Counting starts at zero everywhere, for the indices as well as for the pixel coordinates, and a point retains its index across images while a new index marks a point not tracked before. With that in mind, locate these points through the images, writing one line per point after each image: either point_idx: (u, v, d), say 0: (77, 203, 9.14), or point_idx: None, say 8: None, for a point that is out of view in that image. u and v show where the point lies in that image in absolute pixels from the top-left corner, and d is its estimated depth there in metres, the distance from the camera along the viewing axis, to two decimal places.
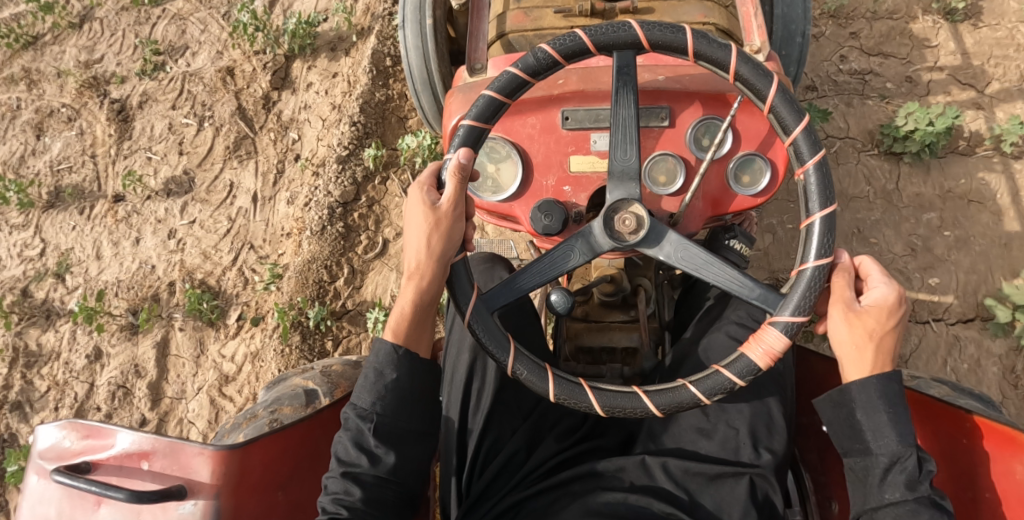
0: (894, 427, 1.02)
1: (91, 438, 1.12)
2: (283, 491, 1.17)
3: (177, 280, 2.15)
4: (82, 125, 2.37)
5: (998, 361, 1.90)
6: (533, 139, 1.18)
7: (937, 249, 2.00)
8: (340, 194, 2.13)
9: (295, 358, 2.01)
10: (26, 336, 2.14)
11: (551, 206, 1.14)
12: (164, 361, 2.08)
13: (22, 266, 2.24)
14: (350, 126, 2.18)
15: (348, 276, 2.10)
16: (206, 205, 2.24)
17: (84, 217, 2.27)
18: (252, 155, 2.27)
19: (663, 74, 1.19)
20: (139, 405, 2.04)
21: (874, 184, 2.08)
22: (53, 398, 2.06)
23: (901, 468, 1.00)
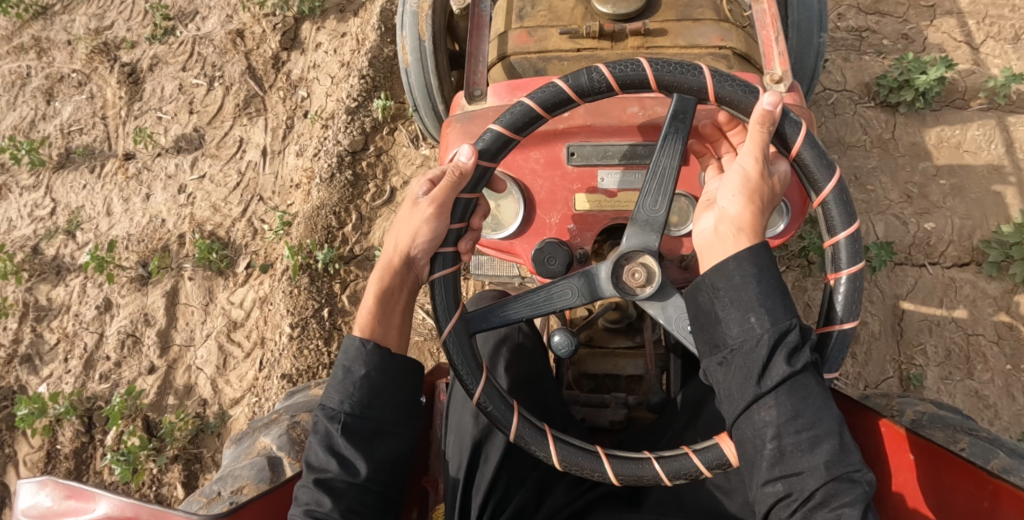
0: (759, 298, 0.92)
1: (73, 499, 1.03)
2: None
3: (187, 232, 2.17)
4: (92, 89, 2.39)
5: (994, 302, 1.87)
6: (536, 174, 1.23)
7: (933, 195, 1.97)
8: (348, 143, 2.14)
9: (304, 298, 2.01)
10: (37, 291, 2.17)
11: (552, 249, 1.18)
12: (173, 309, 2.11)
13: (33, 225, 2.27)
14: (359, 80, 2.18)
15: (356, 223, 2.10)
16: (216, 159, 2.26)
17: (95, 175, 2.30)
18: (262, 113, 2.28)
19: None
20: (148, 353, 2.06)
21: (870, 133, 2.06)
22: (63, 350, 2.10)
23: (780, 349, 0.90)
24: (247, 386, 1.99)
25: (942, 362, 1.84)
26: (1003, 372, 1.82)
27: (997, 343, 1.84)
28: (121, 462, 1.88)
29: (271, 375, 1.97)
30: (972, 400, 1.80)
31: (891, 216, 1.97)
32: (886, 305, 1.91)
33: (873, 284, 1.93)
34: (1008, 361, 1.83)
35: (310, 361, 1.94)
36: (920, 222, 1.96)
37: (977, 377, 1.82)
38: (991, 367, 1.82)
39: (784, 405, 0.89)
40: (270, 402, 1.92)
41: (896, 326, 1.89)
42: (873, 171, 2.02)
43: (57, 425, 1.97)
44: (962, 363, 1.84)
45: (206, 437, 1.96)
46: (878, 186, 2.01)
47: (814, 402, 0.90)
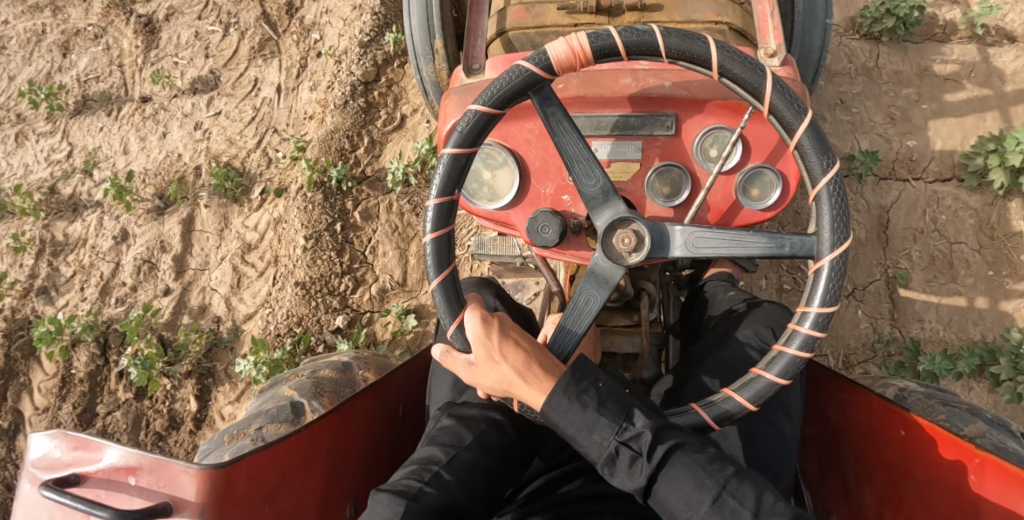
0: (598, 413, 0.98)
1: (80, 450, 1.08)
2: (268, 505, 1.14)
3: (203, 164, 2.22)
4: (108, 41, 2.40)
5: (975, 213, 1.97)
6: (530, 144, 1.21)
7: (916, 118, 2.07)
8: (360, 74, 2.16)
9: (318, 214, 2.07)
10: (53, 228, 2.23)
11: (546, 218, 1.18)
12: (189, 236, 2.18)
13: (49, 169, 2.31)
14: (371, 16, 2.20)
15: (368, 146, 2.14)
16: (232, 98, 2.28)
17: (112, 118, 2.34)
18: (276, 55, 2.30)
19: (670, 79, 1.19)
20: (163, 277, 2.15)
21: (855, 62, 2.12)
22: (78, 281, 2.17)
23: (619, 461, 0.97)
24: (261, 302, 2.09)
25: (926, 267, 1.96)
26: (984, 278, 1.93)
27: (978, 251, 1.95)
28: (138, 367, 2.01)
29: (284, 286, 2.05)
30: (956, 302, 1.93)
31: (875, 135, 2.06)
32: (871, 215, 2.01)
33: (859, 195, 2.02)
34: (990, 267, 1.94)
35: (323, 269, 2.03)
36: (902, 140, 2.05)
37: (960, 281, 1.94)
38: (974, 273, 1.94)
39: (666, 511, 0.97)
40: (283, 308, 2.01)
41: (882, 234, 2.00)
42: (859, 96, 2.10)
43: (73, 347, 2.07)
44: (945, 269, 1.96)
45: (220, 352, 2.07)
46: (861, 108, 2.09)
47: (691, 490, 0.95)
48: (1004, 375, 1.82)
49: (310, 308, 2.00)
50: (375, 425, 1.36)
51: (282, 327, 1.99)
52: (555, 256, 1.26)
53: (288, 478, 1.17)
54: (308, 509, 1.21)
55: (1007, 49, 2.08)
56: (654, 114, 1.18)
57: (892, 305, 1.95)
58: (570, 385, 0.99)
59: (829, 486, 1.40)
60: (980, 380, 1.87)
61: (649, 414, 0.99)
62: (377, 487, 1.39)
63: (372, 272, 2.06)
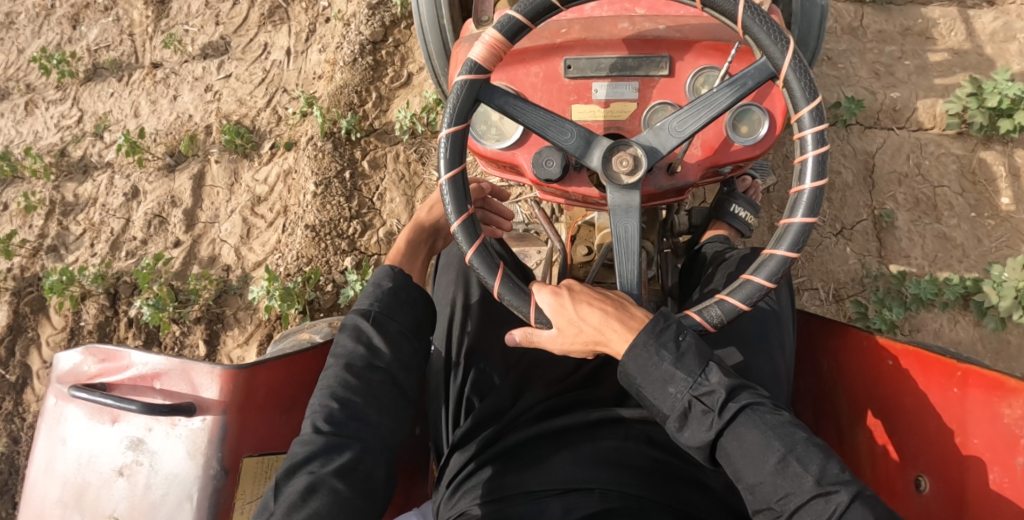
0: (677, 367, 1.04)
1: (106, 362, 1.25)
2: (285, 416, 1.32)
3: (214, 124, 2.26)
4: (118, 12, 2.42)
5: (956, 160, 1.99)
6: (536, 87, 1.29)
7: (899, 73, 2.07)
8: (369, 34, 2.18)
9: (328, 161, 2.12)
10: (63, 189, 2.30)
11: (550, 152, 1.23)
12: (200, 191, 2.23)
13: (60, 134, 2.36)
14: None
15: (376, 101, 2.17)
16: (242, 62, 2.31)
17: (123, 84, 2.37)
18: (286, 21, 2.32)
19: (664, 24, 1.27)
20: (174, 230, 2.21)
21: (841, 22, 2.11)
22: (89, 238, 2.24)
23: (693, 411, 1.03)
24: (270, 250, 2.14)
25: (911, 208, 1.99)
26: (967, 219, 1.96)
27: (960, 195, 1.98)
28: (151, 307, 2.07)
29: (294, 231, 2.11)
30: (940, 242, 1.95)
31: (861, 88, 2.06)
32: (857, 160, 2.03)
33: (845, 141, 2.03)
34: (972, 210, 1.97)
35: (333, 214, 2.08)
36: (886, 92, 2.05)
37: (944, 222, 1.97)
38: (956, 214, 1.96)
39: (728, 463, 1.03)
40: (293, 251, 2.07)
41: (868, 179, 2.01)
42: (845, 53, 2.09)
43: (83, 299, 2.15)
44: (930, 210, 1.98)
45: (229, 298, 2.14)
46: (847, 65, 2.08)
47: (757, 446, 1.00)
48: (987, 303, 1.86)
49: (320, 250, 2.06)
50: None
51: (293, 268, 2.05)
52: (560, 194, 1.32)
53: (299, 392, 1.34)
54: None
55: (986, 10, 2.10)
56: (649, 55, 1.25)
57: (880, 244, 1.98)
58: (652, 339, 1.05)
59: (825, 434, 1.49)
60: (966, 312, 1.90)
61: (724, 371, 1.05)
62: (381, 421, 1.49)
63: (380, 217, 2.11)
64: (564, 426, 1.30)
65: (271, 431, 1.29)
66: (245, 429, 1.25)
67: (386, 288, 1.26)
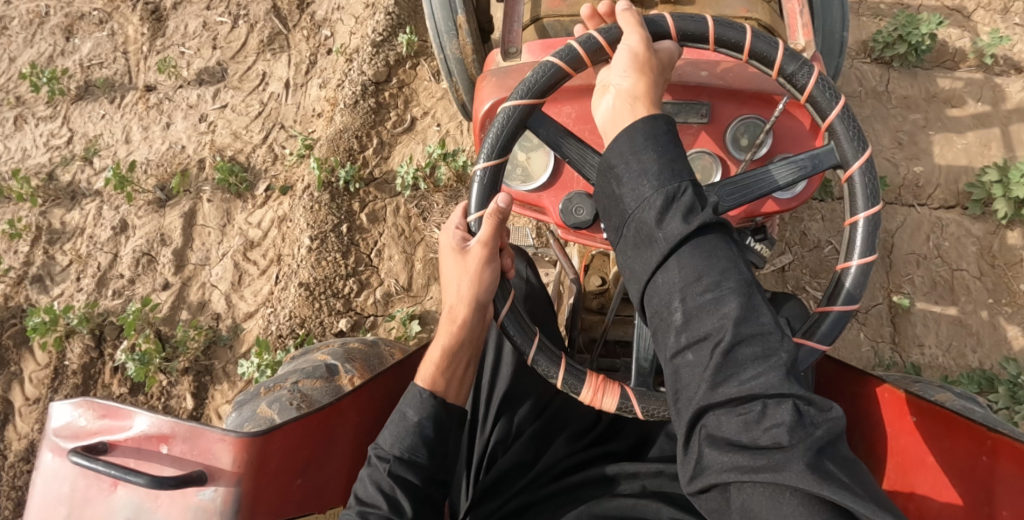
0: (706, 261, 0.88)
1: (108, 418, 1.07)
2: (300, 478, 1.15)
3: (207, 158, 2.20)
4: (113, 27, 2.38)
5: (976, 240, 1.96)
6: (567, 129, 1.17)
7: (922, 142, 2.05)
8: (372, 74, 2.15)
9: (324, 214, 2.04)
10: (50, 215, 2.20)
11: (581, 199, 1.12)
12: (190, 230, 2.15)
13: (48, 154, 2.28)
14: (384, 16, 2.20)
15: (377, 147, 2.12)
16: (238, 91, 2.26)
17: (115, 105, 2.31)
18: (286, 49, 2.29)
19: (707, 69, 1.15)
20: (163, 271, 2.12)
21: (865, 85, 2.11)
22: (75, 271, 2.14)
23: (674, 208, 0.89)
24: (262, 300, 2.06)
25: (928, 291, 1.94)
26: (985, 304, 1.91)
27: (979, 278, 1.94)
28: (136, 362, 1.97)
29: (287, 286, 2.03)
30: (956, 329, 1.90)
31: (883, 159, 2.04)
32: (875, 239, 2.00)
33: None
34: (990, 295, 1.92)
35: (328, 271, 2.00)
36: (909, 165, 2.03)
37: (961, 307, 1.92)
38: (975, 299, 1.92)
39: (738, 413, 0.82)
40: (286, 309, 1.98)
41: (885, 258, 1.97)
42: (867, 119, 2.08)
43: (68, 338, 2.04)
44: (946, 294, 1.93)
45: (219, 349, 2.04)
46: (870, 132, 2.07)
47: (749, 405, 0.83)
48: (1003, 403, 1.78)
49: (314, 310, 1.97)
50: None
51: (284, 328, 1.96)
52: (586, 240, 1.24)
53: (316, 451, 1.17)
54: (335, 490, 1.22)
55: (1013, 79, 2.07)
56: (689, 102, 1.15)
57: (894, 330, 1.91)
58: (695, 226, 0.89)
59: None
60: None
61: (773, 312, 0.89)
62: None
63: (377, 276, 2.03)
64: (580, 483, 1.21)
65: (284, 498, 1.12)
66: (260, 499, 1.08)
67: (411, 425, 1.12)
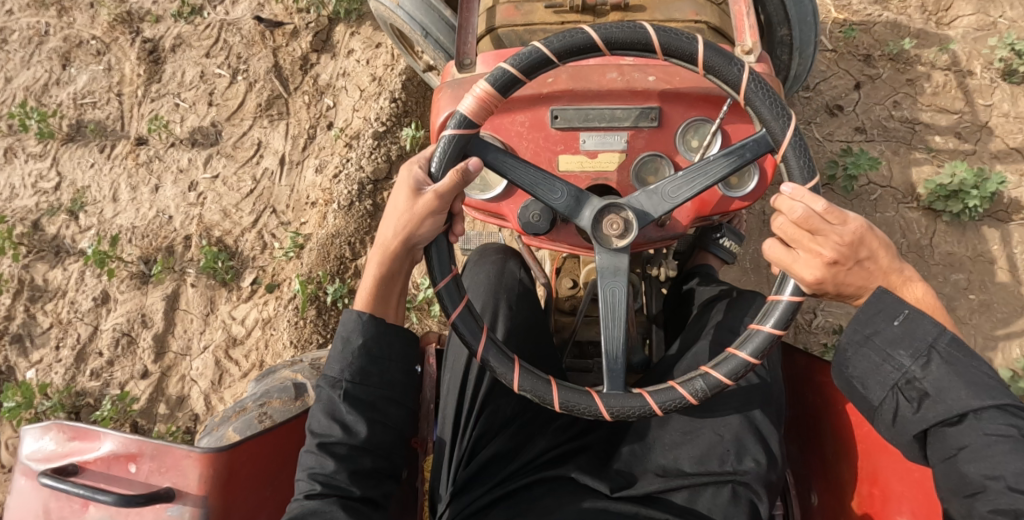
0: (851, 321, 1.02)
1: (77, 440, 1.14)
2: (270, 488, 1.19)
3: (193, 235, 2.09)
4: (110, 60, 2.31)
5: None
6: (521, 136, 1.19)
7: (960, 311, 1.84)
8: (371, 171, 2.06)
9: (309, 332, 1.93)
10: (33, 270, 2.09)
11: (538, 206, 1.17)
12: (172, 314, 2.04)
13: (35, 198, 2.19)
14: (389, 102, 2.13)
15: (370, 257, 2.03)
16: (231, 160, 2.18)
17: (105, 155, 2.22)
18: (284, 116, 2.21)
19: (653, 74, 1.16)
20: (142, 357, 2.00)
21: (909, 237, 1.92)
22: (55, 336, 2.02)
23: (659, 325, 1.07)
24: None
25: None
26: None
27: None
28: None
29: None
30: None
31: None
32: None
33: None
34: None
35: None
36: None
37: None
38: None
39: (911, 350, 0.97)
40: None
41: None
42: None
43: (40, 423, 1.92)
44: None
45: None
46: None
47: (906, 335, 0.98)
48: None
49: None
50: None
51: None
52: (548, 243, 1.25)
53: (285, 460, 1.21)
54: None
55: None
56: (638, 106, 1.15)
57: None
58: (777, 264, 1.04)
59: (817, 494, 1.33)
60: None
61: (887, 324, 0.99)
62: None
63: None
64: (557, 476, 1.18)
65: (255, 508, 1.17)
66: (230, 511, 1.12)
67: (355, 345, 1.10)
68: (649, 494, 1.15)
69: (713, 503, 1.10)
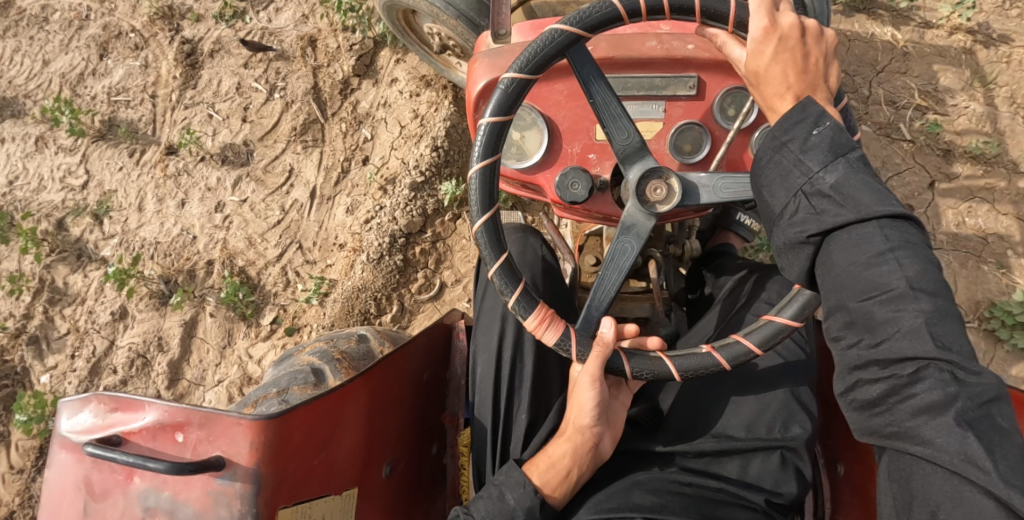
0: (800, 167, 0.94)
1: (120, 411, 1.07)
2: (319, 457, 1.14)
3: (216, 261, 2.05)
4: (147, 57, 2.24)
5: None
6: (560, 106, 1.21)
7: None
8: (404, 224, 1.99)
9: None
10: (54, 271, 2.08)
11: (576, 174, 1.17)
12: (189, 341, 2.00)
13: (62, 194, 2.16)
14: (430, 150, 2.03)
15: (396, 314, 1.99)
16: (261, 185, 2.12)
17: (134, 160, 2.18)
18: (319, 143, 2.14)
19: (692, 43, 1.18)
20: (156, 380, 1.98)
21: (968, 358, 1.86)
22: (70, 343, 2.01)
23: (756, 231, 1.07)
24: None
25: None
26: None
27: None
28: None
29: None
30: None
31: None
32: None
33: None
34: None
35: None
36: None
37: None
38: None
39: (814, 202, 0.93)
40: None
41: None
42: None
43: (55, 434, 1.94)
44: None
45: None
46: None
47: (780, 172, 0.96)
48: None
49: None
50: (404, 388, 1.34)
51: None
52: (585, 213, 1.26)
53: (335, 430, 1.16)
54: (347, 470, 1.20)
55: None
56: (677, 75, 1.17)
57: None
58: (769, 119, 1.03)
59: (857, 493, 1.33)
60: None
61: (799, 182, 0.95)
62: (408, 458, 1.38)
63: None
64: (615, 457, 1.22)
65: (304, 484, 1.11)
66: (279, 482, 1.07)
67: (508, 509, 1.11)
68: (702, 459, 1.19)
69: (765, 469, 1.15)
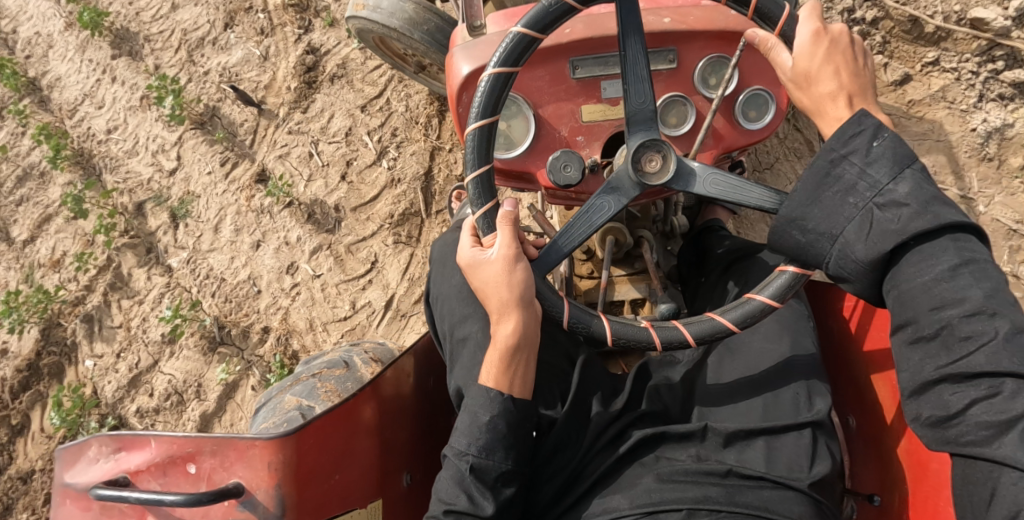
0: (861, 176, 0.83)
1: (124, 450, 0.99)
2: (339, 473, 1.04)
3: (272, 332, 1.93)
4: (270, 47, 2.18)
5: None
6: (542, 92, 1.05)
7: None
8: None
9: None
10: (122, 257, 2.07)
11: (568, 155, 1.02)
12: (225, 402, 1.91)
13: (151, 170, 2.15)
14: None
15: None
16: (340, 265, 1.98)
17: (224, 172, 2.11)
18: (411, 243, 1.98)
19: (669, 16, 1.04)
20: (184, 423, 1.90)
21: None
22: (121, 339, 2.00)
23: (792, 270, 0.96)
24: None
25: None
26: None
27: None
28: None
29: None
30: None
31: None
32: None
33: None
34: None
35: None
36: None
37: None
38: None
39: (880, 207, 0.82)
40: None
41: None
42: None
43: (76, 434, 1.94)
44: None
45: None
46: None
47: (837, 193, 0.85)
48: None
49: None
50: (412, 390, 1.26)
51: None
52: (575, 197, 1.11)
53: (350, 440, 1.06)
54: (371, 479, 1.10)
55: None
56: (653, 50, 1.04)
57: None
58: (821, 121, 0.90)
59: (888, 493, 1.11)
60: None
61: (868, 180, 0.83)
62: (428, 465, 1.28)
63: None
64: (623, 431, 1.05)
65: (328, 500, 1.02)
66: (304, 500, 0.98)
67: (484, 424, 0.94)
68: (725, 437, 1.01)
69: (796, 447, 0.97)
